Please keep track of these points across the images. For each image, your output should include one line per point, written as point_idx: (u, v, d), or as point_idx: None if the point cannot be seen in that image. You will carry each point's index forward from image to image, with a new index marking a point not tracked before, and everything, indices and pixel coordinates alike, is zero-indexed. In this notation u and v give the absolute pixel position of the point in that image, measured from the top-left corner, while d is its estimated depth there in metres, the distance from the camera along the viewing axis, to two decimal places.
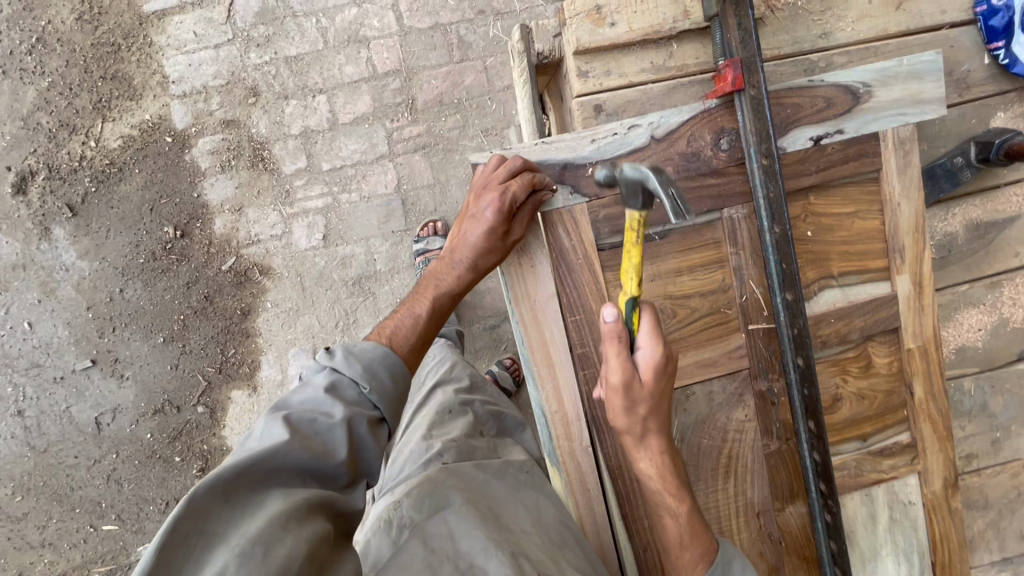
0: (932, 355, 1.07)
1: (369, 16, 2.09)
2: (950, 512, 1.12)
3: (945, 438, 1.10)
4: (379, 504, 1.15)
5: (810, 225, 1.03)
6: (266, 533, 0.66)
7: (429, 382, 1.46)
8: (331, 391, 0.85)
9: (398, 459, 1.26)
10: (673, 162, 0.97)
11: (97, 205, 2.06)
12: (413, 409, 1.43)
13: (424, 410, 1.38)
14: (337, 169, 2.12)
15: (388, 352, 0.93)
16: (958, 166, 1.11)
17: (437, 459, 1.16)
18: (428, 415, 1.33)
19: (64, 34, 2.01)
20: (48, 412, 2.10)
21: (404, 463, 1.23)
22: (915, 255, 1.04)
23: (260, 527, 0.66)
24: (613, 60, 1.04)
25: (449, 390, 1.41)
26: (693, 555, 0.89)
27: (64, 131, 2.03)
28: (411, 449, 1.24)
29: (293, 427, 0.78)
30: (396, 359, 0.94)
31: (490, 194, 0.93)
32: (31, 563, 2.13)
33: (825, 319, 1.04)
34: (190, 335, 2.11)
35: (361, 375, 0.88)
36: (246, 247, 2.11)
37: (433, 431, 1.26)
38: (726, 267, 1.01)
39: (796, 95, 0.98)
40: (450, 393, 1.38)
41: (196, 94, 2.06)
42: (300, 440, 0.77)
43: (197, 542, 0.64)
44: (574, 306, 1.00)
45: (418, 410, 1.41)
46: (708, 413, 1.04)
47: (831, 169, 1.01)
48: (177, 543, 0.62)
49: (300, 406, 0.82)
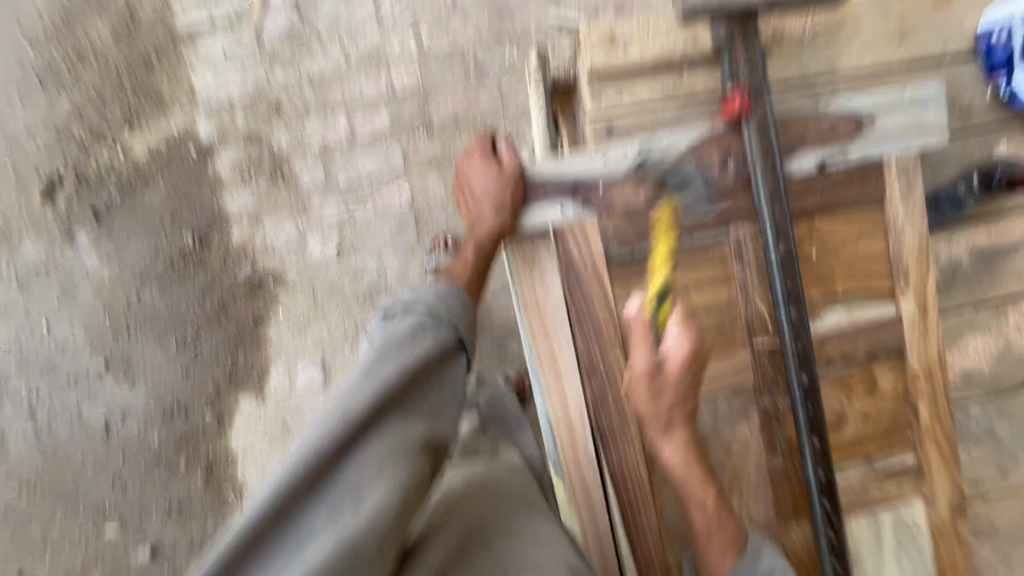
0: (937, 376, 1.08)
1: (390, 39, 2.17)
2: (958, 539, 1.11)
3: (952, 460, 1.10)
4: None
5: (814, 246, 1.05)
6: (354, 485, 0.66)
7: None
8: (399, 334, 0.80)
9: None
10: (681, 182, 1.00)
11: (120, 212, 2.13)
12: None
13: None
14: (353, 183, 2.18)
15: (448, 296, 0.87)
16: (961, 193, 1.14)
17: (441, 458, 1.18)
18: None
19: (100, 50, 2.11)
20: (60, 413, 2.14)
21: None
22: (919, 277, 1.06)
23: (352, 478, 0.66)
24: (626, 83, 1.09)
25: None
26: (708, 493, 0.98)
27: (93, 141, 2.11)
28: None
29: (383, 357, 0.77)
30: (459, 290, 0.89)
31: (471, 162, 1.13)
32: (32, 565, 2.13)
33: (830, 339, 1.06)
34: (202, 342, 2.15)
35: (436, 301, 0.85)
36: (262, 256, 2.16)
37: None
38: (732, 284, 1.03)
39: (801, 121, 1.03)
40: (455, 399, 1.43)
41: (222, 109, 2.15)
42: (391, 366, 0.76)
43: (299, 504, 0.65)
44: (581, 317, 1.02)
45: None
46: (713, 427, 1.05)
47: (835, 192, 1.04)
48: (283, 503, 0.63)
49: (389, 337, 0.80)
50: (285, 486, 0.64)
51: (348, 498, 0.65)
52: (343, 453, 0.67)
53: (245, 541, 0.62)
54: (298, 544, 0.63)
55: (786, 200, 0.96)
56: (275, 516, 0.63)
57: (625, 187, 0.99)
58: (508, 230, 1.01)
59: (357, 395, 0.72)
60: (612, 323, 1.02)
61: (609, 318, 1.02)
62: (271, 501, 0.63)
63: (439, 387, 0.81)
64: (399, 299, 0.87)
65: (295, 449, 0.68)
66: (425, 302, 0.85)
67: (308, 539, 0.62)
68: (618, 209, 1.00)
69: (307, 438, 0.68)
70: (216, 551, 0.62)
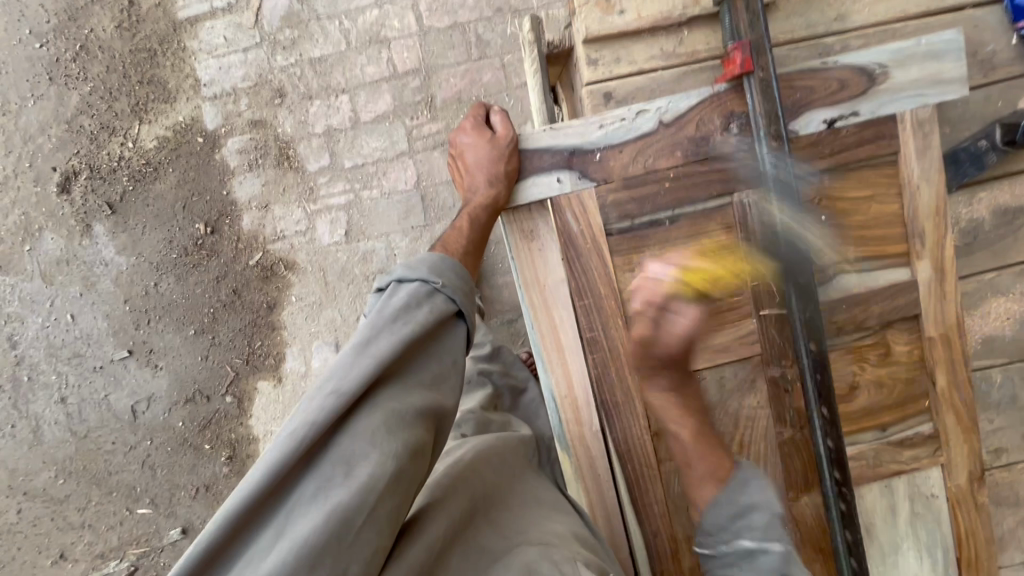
0: (955, 343, 1.03)
1: (389, 17, 2.14)
2: (977, 507, 1.08)
3: (971, 430, 1.06)
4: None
5: (824, 210, 1.01)
6: (349, 454, 0.66)
7: None
8: (393, 307, 0.79)
9: None
10: (682, 147, 0.97)
11: (134, 203, 2.17)
12: None
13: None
14: (358, 166, 2.18)
15: (443, 268, 0.87)
16: (983, 149, 1.09)
17: (456, 431, 1.23)
18: None
19: (104, 41, 2.12)
20: (88, 400, 2.22)
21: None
22: (935, 240, 1.02)
23: (347, 446, 0.66)
24: (623, 47, 1.05)
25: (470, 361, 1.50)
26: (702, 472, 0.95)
27: (103, 133, 2.15)
28: None
29: (378, 328, 0.76)
30: (454, 262, 0.89)
31: (464, 132, 1.13)
32: (72, 543, 2.24)
33: (841, 306, 1.02)
34: (219, 328, 2.20)
35: (430, 274, 0.84)
36: (272, 242, 2.18)
37: None
38: (736, 253, 1.00)
39: (809, 77, 0.97)
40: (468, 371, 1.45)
41: (226, 96, 2.15)
42: (390, 337, 0.75)
43: (292, 477, 0.64)
44: (581, 290, 1.00)
45: None
46: (719, 399, 1.04)
47: (845, 152, 0.99)
48: (273, 476, 0.63)
49: (382, 310, 0.79)
50: (280, 457, 0.63)
51: (344, 465, 0.65)
52: (339, 425, 0.67)
53: (240, 514, 0.61)
54: (292, 514, 0.63)
55: (791, 162, 0.93)
56: (266, 490, 0.63)
57: (623, 156, 0.96)
58: (502, 204, 1.01)
59: (352, 367, 0.71)
60: (612, 296, 1.00)
61: (610, 291, 1.00)
62: (266, 474, 0.63)
63: (438, 357, 0.81)
64: (392, 272, 0.86)
65: (290, 423, 0.67)
66: (419, 275, 0.84)
67: (304, 507, 0.63)
68: (616, 177, 0.97)
69: (302, 411, 0.67)
70: (210, 526, 0.61)
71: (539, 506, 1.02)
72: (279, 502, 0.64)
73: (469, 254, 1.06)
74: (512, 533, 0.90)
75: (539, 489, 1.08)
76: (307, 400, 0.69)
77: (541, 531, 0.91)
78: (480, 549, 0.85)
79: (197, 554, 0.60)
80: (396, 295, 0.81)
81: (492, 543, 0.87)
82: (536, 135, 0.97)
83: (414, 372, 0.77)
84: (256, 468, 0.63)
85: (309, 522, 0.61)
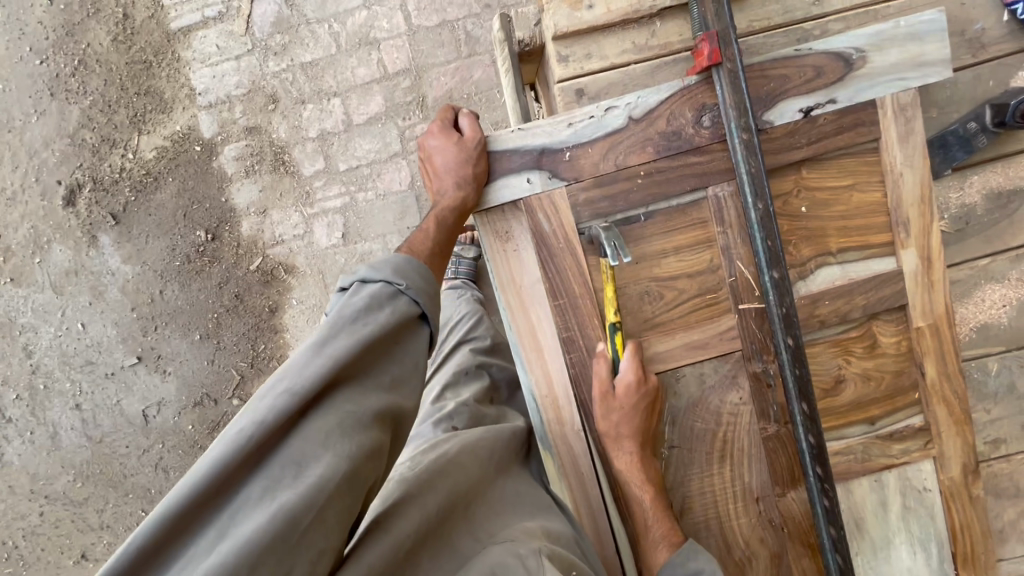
0: (944, 333, 1.01)
1: (378, 18, 2.14)
2: (972, 500, 1.06)
3: (963, 422, 1.04)
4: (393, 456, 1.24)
5: (803, 201, 0.99)
6: (299, 454, 0.68)
7: (451, 339, 1.54)
8: (354, 309, 0.79)
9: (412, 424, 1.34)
10: (653, 142, 0.95)
11: (137, 213, 2.21)
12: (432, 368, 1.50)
13: (443, 371, 1.46)
14: (353, 168, 2.19)
15: (407, 268, 0.86)
16: (972, 132, 1.05)
17: (448, 421, 1.26)
18: (445, 375, 1.42)
19: (101, 55, 2.17)
20: (102, 406, 2.29)
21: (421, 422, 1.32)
22: (921, 228, 0.99)
23: (295, 447, 0.68)
24: (594, 42, 1.04)
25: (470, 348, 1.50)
26: (656, 536, 1.00)
27: (105, 146, 2.20)
28: (425, 411, 1.33)
29: (337, 329, 0.77)
30: (421, 264, 0.89)
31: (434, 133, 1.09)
32: (92, 544, 2.32)
33: (823, 298, 1.00)
34: (223, 333, 2.24)
35: (394, 275, 0.84)
36: (271, 247, 2.22)
37: (447, 393, 1.36)
38: (714, 247, 0.99)
39: (782, 66, 0.95)
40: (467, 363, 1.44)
41: (221, 104, 2.18)
42: (348, 338, 0.76)
43: (239, 475, 0.66)
44: (556, 288, 1.00)
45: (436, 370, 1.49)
46: (700, 395, 1.03)
47: (823, 141, 0.96)
48: (218, 474, 0.64)
49: (343, 310, 0.79)
50: (227, 454, 0.64)
51: (294, 467, 0.67)
52: (290, 425, 0.69)
53: (182, 507, 0.63)
54: (240, 510, 0.64)
55: (763, 154, 0.92)
56: (212, 487, 0.64)
57: (593, 153, 0.96)
58: (472, 206, 0.99)
59: (307, 369, 0.71)
60: (588, 295, 1.00)
61: (585, 290, 1.00)
62: (210, 469, 0.64)
63: (399, 359, 0.82)
64: (356, 272, 0.85)
65: (240, 421, 0.68)
66: (382, 276, 0.84)
67: (250, 505, 0.64)
68: (587, 175, 0.96)
69: (252, 410, 0.68)
70: (152, 515, 0.62)
71: (517, 505, 1.04)
72: (225, 498, 0.65)
73: (437, 256, 1.01)
74: (485, 536, 0.93)
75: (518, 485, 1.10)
76: (260, 398, 0.70)
77: (513, 531, 0.94)
78: (450, 549, 0.88)
79: (140, 549, 0.62)
80: (358, 295, 0.81)
81: (464, 544, 0.90)
82: (504, 137, 0.97)
83: (373, 373, 0.78)
84: (203, 462, 0.65)
85: (254, 523, 0.62)
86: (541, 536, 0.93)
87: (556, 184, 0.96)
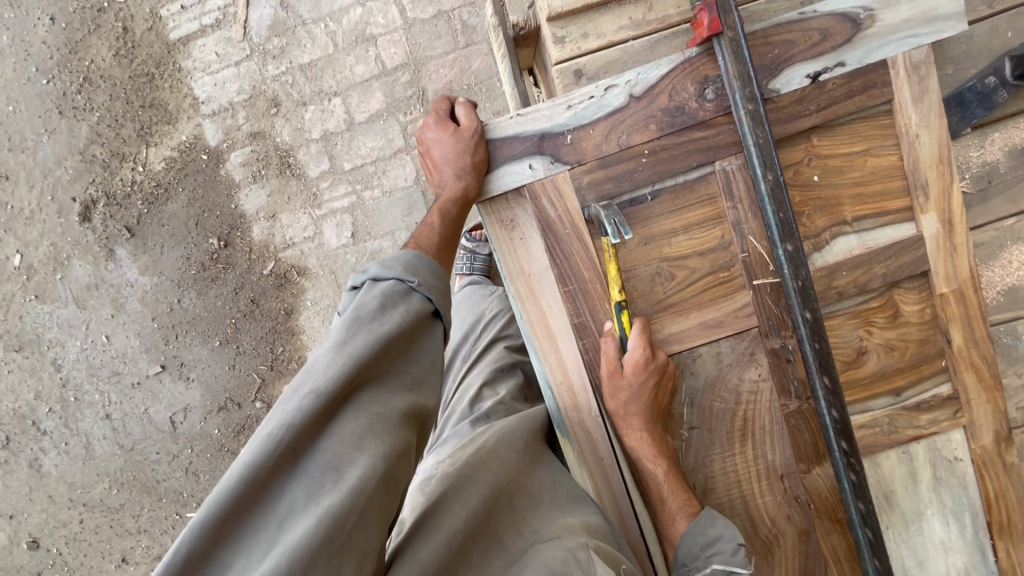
0: (970, 298, 0.97)
1: (373, 14, 2.13)
2: (1006, 468, 1.03)
3: (993, 388, 1.00)
4: (426, 462, 1.23)
5: (815, 169, 0.95)
6: (333, 459, 0.68)
7: (482, 335, 1.50)
8: (367, 308, 0.78)
9: (448, 426, 1.33)
10: (656, 119, 0.93)
11: (150, 225, 2.25)
12: (465, 364, 1.46)
13: (478, 367, 1.44)
14: (358, 167, 2.19)
15: (418, 266, 0.86)
16: (992, 87, 1.01)
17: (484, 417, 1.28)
18: (482, 374, 1.40)
19: (105, 71, 2.20)
20: (131, 415, 2.35)
21: (457, 423, 1.31)
22: (941, 191, 0.95)
23: (327, 450, 0.68)
24: (589, 21, 1.01)
25: (507, 344, 1.48)
26: (674, 507, 0.99)
27: (115, 160, 2.23)
28: (462, 411, 1.33)
29: (356, 326, 0.76)
30: (433, 261, 0.89)
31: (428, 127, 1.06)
32: (132, 548, 2.39)
33: (840, 269, 0.97)
34: (242, 337, 2.27)
35: (405, 271, 0.84)
36: (283, 250, 2.24)
37: (485, 389, 1.36)
38: (724, 223, 0.97)
39: (787, 31, 0.91)
40: (506, 362, 1.43)
41: (224, 112, 2.20)
42: (366, 336, 0.75)
43: (272, 482, 0.66)
44: (565, 276, 0.99)
45: (470, 367, 1.45)
46: (717, 374, 1.01)
47: (833, 107, 0.93)
48: (252, 482, 0.64)
49: (358, 306, 0.79)
50: (260, 461, 0.64)
51: (326, 469, 0.67)
52: (319, 429, 0.69)
53: (220, 514, 0.63)
54: (284, 520, 0.65)
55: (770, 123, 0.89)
56: (246, 495, 0.64)
57: (594, 135, 0.93)
58: (473, 197, 0.97)
59: (325, 370, 0.71)
60: (597, 280, 0.98)
61: (594, 276, 0.98)
62: (243, 476, 0.64)
63: (417, 358, 0.82)
64: (367, 270, 0.84)
65: (266, 426, 0.67)
66: (394, 273, 0.83)
67: (295, 512, 0.65)
68: (590, 158, 0.94)
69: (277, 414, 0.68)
70: (190, 526, 0.62)
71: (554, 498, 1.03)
72: (262, 506, 0.65)
73: (442, 251, 1.00)
74: (528, 528, 0.93)
75: (555, 475, 1.09)
76: (284, 402, 0.70)
77: (557, 524, 0.93)
78: (500, 545, 0.88)
79: (179, 559, 0.61)
80: (370, 292, 0.81)
81: (511, 539, 0.90)
82: (504, 122, 0.95)
83: (392, 373, 0.78)
84: (233, 469, 0.64)
85: (300, 531, 0.63)
86: (586, 529, 0.92)
87: (557, 168, 0.94)
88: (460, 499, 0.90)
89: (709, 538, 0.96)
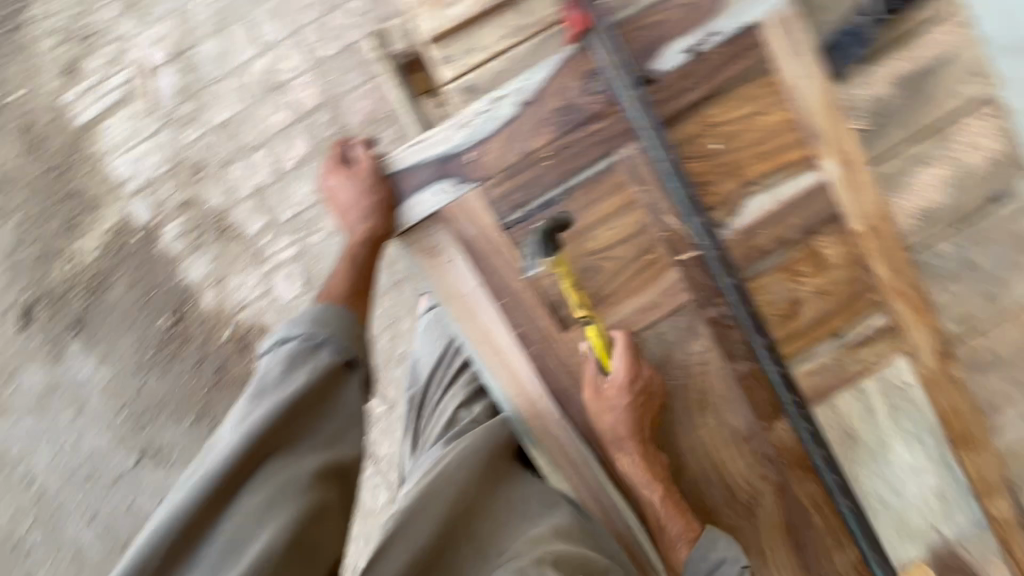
0: (883, 230, 1.01)
1: (279, 60, 2.11)
2: (953, 383, 1.06)
3: (925, 311, 1.04)
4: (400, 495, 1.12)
5: (713, 138, 0.98)
6: (234, 536, 0.70)
7: None
8: (272, 374, 0.80)
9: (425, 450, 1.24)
10: (550, 121, 0.94)
11: (97, 316, 2.19)
12: None
13: None
14: (296, 215, 2.17)
15: (323, 317, 0.85)
16: (862, 26, 1.05)
17: None
18: None
19: (17, 171, 2.14)
20: (117, 512, 2.27)
21: None
22: (834, 135, 0.98)
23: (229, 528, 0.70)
24: (470, 37, 1.02)
25: None
26: (676, 531, 1.01)
27: (46, 258, 2.16)
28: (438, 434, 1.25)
29: (256, 399, 0.78)
30: (347, 309, 0.87)
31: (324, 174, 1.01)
32: None
33: (757, 229, 1.00)
34: (215, 408, 2.22)
35: (311, 327, 0.83)
36: (238, 313, 2.20)
37: None
38: (638, 208, 0.98)
39: (656, 12, 0.93)
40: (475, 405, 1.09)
41: (149, 187, 2.15)
42: (265, 408, 0.76)
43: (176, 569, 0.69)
44: (498, 290, 0.98)
45: None
46: (665, 353, 1.02)
47: (716, 76, 0.95)
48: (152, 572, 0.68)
49: (262, 376, 0.80)
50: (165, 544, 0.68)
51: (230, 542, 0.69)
52: (219, 507, 0.71)
53: None
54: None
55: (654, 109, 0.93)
56: None
57: (495, 148, 0.94)
58: (383, 232, 0.95)
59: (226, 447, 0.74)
60: (529, 289, 0.98)
61: (525, 284, 0.98)
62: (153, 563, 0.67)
63: (331, 414, 0.81)
64: (276, 333, 0.84)
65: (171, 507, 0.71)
66: (300, 330, 0.83)
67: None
68: (494, 171, 0.95)
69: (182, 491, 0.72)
70: None
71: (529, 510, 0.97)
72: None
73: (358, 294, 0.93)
74: (497, 551, 0.88)
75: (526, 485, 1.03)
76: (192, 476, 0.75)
77: (526, 540, 0.89)
78: None
79: None
80: (275, 358, 0.81)
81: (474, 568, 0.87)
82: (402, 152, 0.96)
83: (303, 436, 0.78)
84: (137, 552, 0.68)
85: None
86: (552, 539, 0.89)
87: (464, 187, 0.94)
88: (409, 539, 0.87)
89: (712, 561, 0.99)
